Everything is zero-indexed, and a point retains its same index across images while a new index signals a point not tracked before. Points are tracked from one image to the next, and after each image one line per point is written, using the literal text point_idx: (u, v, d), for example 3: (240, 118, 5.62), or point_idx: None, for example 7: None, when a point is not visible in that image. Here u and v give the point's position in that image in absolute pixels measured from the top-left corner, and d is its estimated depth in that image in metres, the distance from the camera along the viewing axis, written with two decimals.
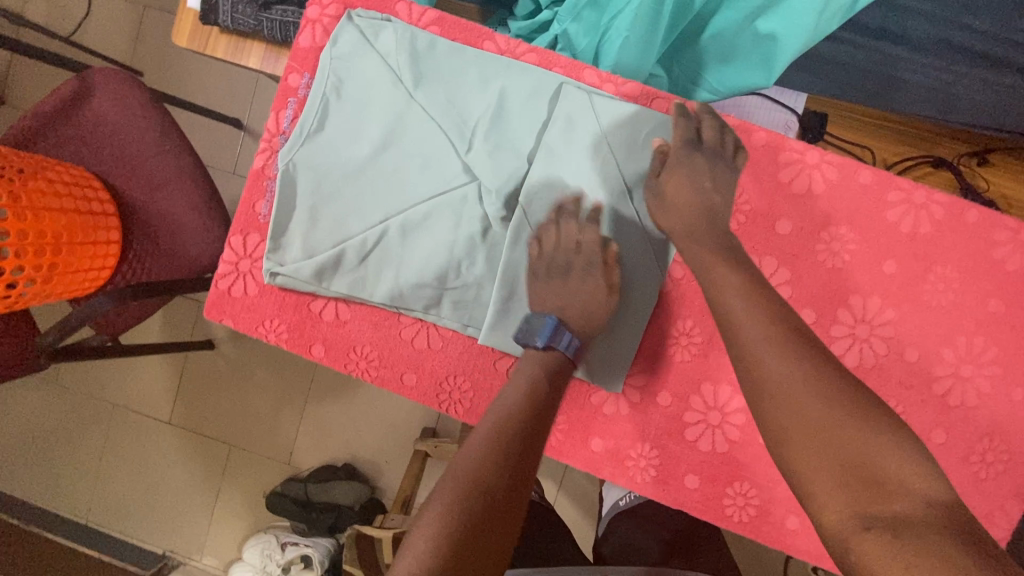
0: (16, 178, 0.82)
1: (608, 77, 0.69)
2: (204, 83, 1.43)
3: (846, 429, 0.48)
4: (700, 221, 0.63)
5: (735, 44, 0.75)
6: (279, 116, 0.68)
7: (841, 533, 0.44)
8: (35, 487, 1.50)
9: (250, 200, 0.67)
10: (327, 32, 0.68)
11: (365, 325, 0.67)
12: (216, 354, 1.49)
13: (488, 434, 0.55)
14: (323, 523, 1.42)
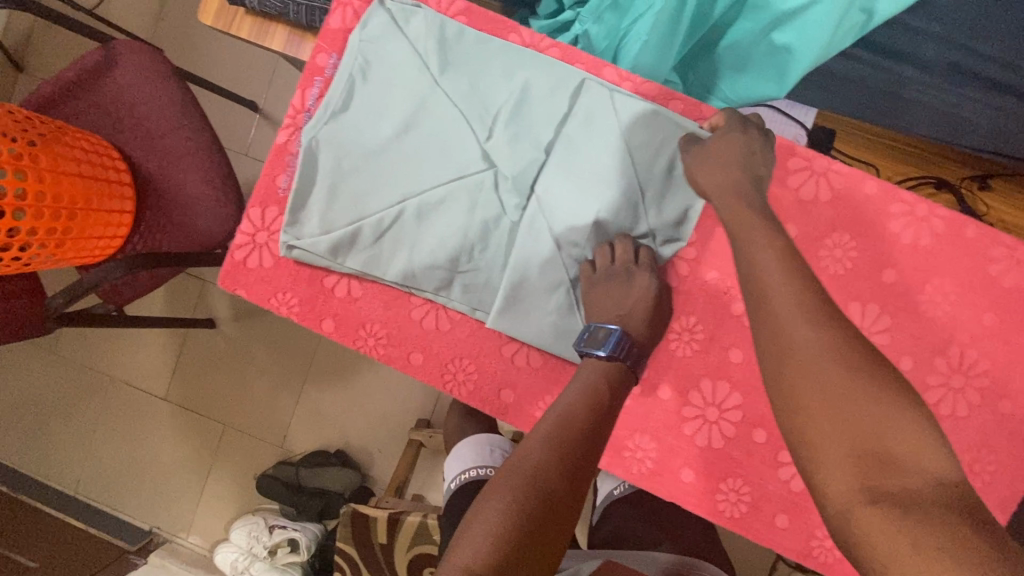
0: (36, 142, 0.84)
1: (628, 76, 0.71)
2: (223, 64, 1.45)
3: (867, 403, 0.48)
4: (744, 186, 0.64)
5: (750, 55, 0.76)
6: (304, 94, 0.68)
7: (847, 504, 0.46)
8: (25, 454, 1.51)
9: (271, 174, 0.68)
10: (357, 15, 0.69)
11: (376, 302, 0.69)
12: (216, 332, 1.49)
13: (552, 430, 0.58)
14: (312, 508, 1.43)
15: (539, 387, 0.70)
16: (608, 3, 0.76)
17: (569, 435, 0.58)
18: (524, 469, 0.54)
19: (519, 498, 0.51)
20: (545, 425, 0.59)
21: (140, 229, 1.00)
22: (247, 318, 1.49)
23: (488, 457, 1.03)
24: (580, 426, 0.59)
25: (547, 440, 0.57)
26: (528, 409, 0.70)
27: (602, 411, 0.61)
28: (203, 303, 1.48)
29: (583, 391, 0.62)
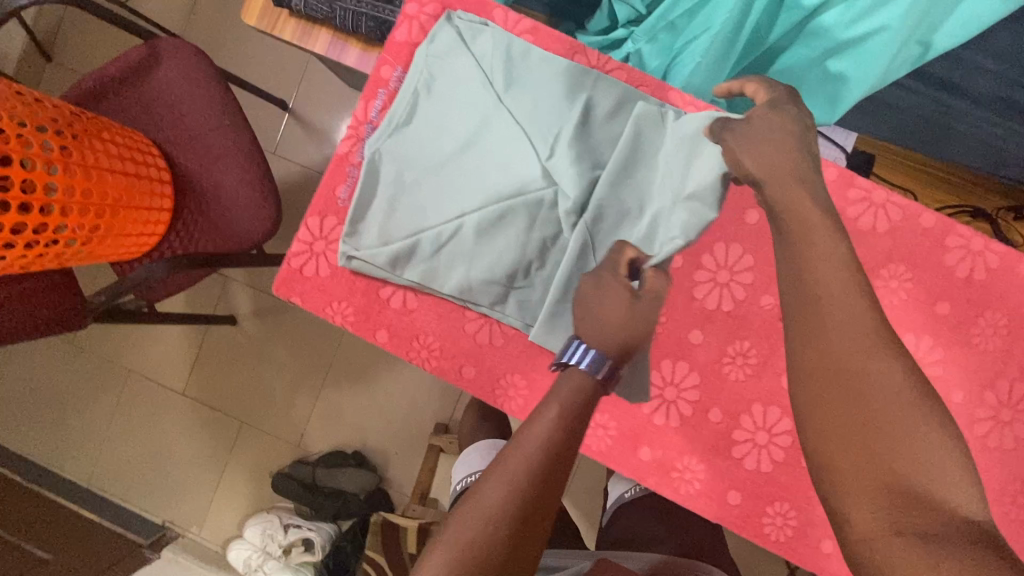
0: (66, 134, 0.81)
1: (693, 100, 0.71)
2: (256, 63, 1.45)
3: (899, 435, 0.49)
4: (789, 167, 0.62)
5: (802, 81, 0.75)
6: (368, 105, 0.70)
7: (870, 532, 0.47)
8: (39, 445, 1.50)
9: (330, 183, 0.69)
10: (423, 29, 0.70)
11: (431, 315, 0.69)
12: (237, 329, 1.49)
13: (519, 467, 0.54)
14: (326, 509, 1.43)
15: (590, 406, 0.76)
16: (664, 23, 0.76)
17: (536, 474, 0.54)
18: (484, 516, 0.52)
19: (474, 545, 0.51)
20: (509, 461, 0.55)
21: (177, 227, 1.00)
22: (267, 315, 1.49)
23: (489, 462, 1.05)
24: (545, 464, 0.55)
25: (511, 482, 0.54)
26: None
27: (569, 446, 0.57)
28: (225, 300, 1.48)
29: (551, 423, 0.58)
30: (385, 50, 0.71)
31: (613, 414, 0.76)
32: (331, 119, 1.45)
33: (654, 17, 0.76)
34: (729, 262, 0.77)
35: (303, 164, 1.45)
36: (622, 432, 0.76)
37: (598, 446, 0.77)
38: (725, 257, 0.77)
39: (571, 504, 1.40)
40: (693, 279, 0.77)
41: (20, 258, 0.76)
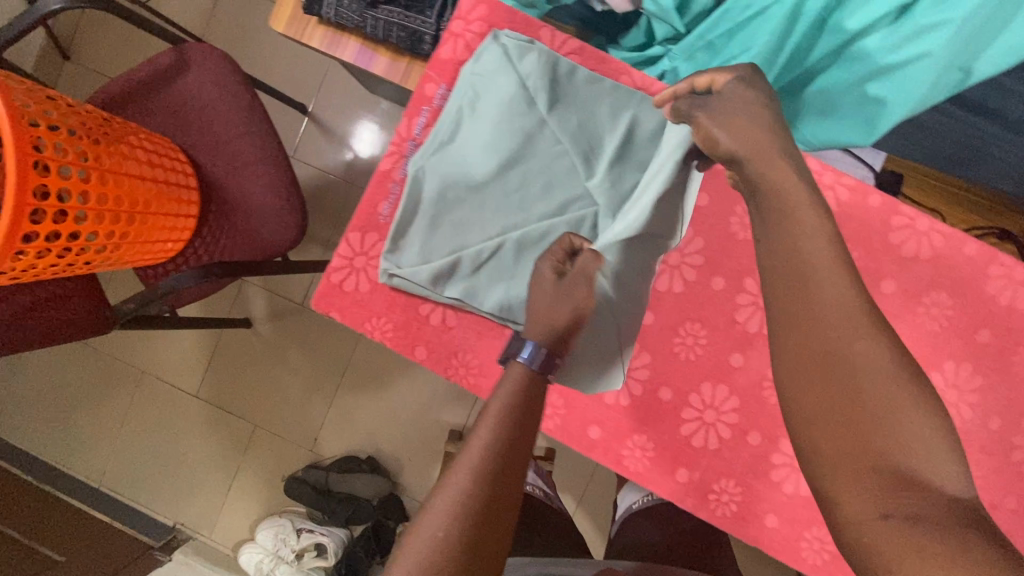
0: (99, 140, 0.80)
1: None
2: (276, 66, 1.45)
3: (888, 413, 0.43)
4: (759, 139, 0.54)
5: (839, 102, 0.76)
6: (411, 123, 0.71)
7: (857, 518, 0.42)
8: (50, 445, 1.49)
9: (372, 200, 0.69)
10: (468, 47, 0.71)
11: (470, 332, 0.70)
12: (252, 332, 1.49)
13: (465, 474, 0.52)
14: (340, 514, 1.43)
15: (627, 426, 0.74)
16: (702, 43, 0.76)
17: (481, 478, 0.51)
18: (431, 529, 0.48)
19: (426, 560, 0.47)
20: (455, 469, 0.52)
21: (202, 233, 1.00)
22: (282, 317, 1.49)
23: None
24: (491, 467, 0.52)
25: (458, 490, 0.50)
26: (616, 449, 0.74)
27: (516, 449, 0.54)
28: (240, 303, 1.48)
29: (493, 424, 0.55)
30: (429, 67, 0.71)
31: (650, 434, 0.73)
32: (351, 123, 1.45)
33: (693, 37, 0.76)
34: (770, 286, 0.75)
35: (323, 168, 1.45)
36: (661, 452, 0.73)
37: (635, 465, 0.74)
38: None
39: (584, 513, 1.40)
40: (736, 302, 0.74)
41: (50, 265, 0.75)
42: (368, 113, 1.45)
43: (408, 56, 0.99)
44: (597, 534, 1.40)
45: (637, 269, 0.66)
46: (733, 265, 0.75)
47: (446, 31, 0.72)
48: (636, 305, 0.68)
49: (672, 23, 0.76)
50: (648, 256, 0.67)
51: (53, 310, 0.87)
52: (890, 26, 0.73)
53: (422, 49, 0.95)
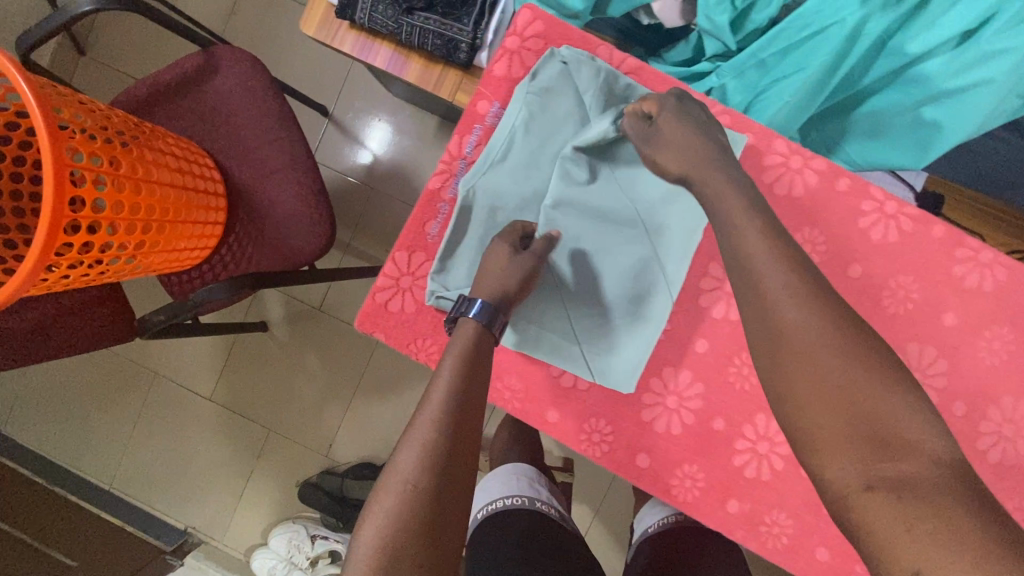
0: (125, 146, 0.78)
1: (798, 149, 0.65)
2: (298, 68, 1.43)
3: (861, 386, 0.48)
4: (699, 149, 0.59)
5: (890, 124, 0.75)
6: (462, 141, 0.69)
7: (843, 486, 0.46)
8: (61, 446, 1.47)
9: (420, 219, 0.67)
10: (523, 64, 0.69)
11: (516, 356, 0.66)
12: (268, 336, 1.47)
13: (428, 426, 0.51)
14: (355, 520, 1.41)
15: (678, 453, 0.64)
16: (754, 60, 0.73)
17: (445, 429, 0.51)
18: (401, 481, 0.49)
19: (401, 509, 0.47)
20: (417, 422, 0.52)
21: (228, 241, 0.98)
22: (298, 321, 1.47)
23: (514, 487, 1.02)
24: (452, 417, 0.52)
25: (423, 442, 0.50)
26: (664, 479, 0.65)
27: (468, 399, 0.54)
28: (256, 306, 1.46)
29: (450, 378, 0.54)
30: (481, 84, 0.69)
31: (702, 463, 0.64)
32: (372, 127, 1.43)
33: (745, 54, 0.73)
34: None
35: (343, 172, 1.43)
36: (712, 483, 0.64)
37: (684, 498, 0.65)
38: None
39: (600, 525, 1.39)
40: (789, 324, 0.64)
41: (80, 277, 0.73)
42: (391, 118, 1.43)
43: (441, 63, 0.97)
44: (614, 546, 1.39)
45: (603, 269, 0.65)
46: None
47: (501, 47, 0.70)
48: (609, 313, 0.66)
49: (723, 39, 0.74)
50: (620, 261, 0.65)
51: (73, 319, 0.85)
52: (954, 50, 0.70)
53: (459, 57, 0.93)
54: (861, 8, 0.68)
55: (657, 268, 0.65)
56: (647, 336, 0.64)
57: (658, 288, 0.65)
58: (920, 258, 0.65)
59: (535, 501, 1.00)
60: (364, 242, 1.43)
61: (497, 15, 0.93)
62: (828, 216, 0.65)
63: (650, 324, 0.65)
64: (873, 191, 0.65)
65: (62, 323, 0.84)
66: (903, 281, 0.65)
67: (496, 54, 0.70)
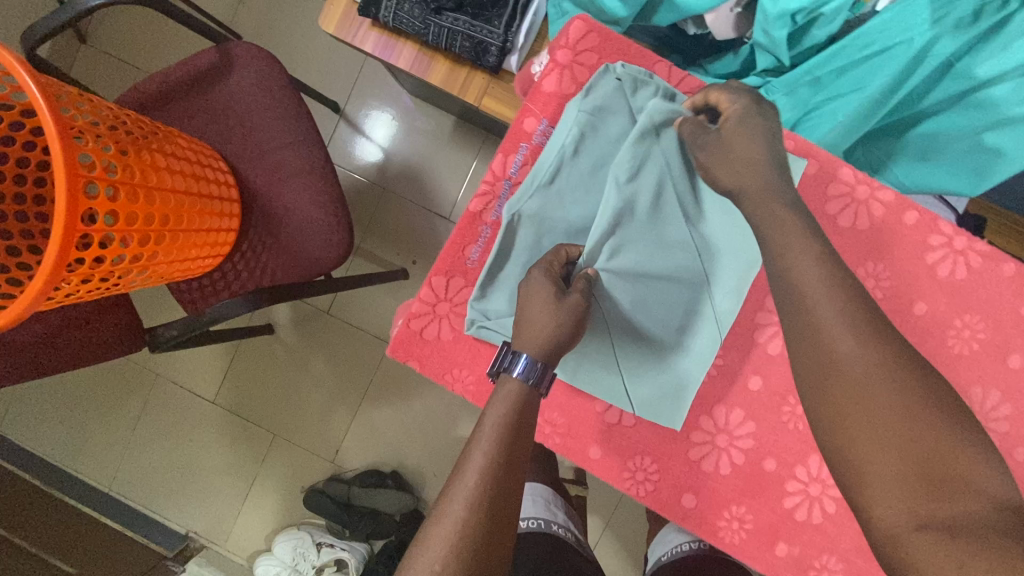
0: (138, 148, 0.73)
1: (865, 178, 0.63)
2: (310, 63, 1.37)
3: (915, 420, 0.43)
4: (763, 168, 0.54)
5: (944, 148, 0.72)
6: (506, 160, 0.66)
7: (891, 526, 0.42)
8: (59, 447, 1.43)
9: (461, 242, 0.65)
10: (573, 79, 0.66)
11: (558, 388, 0.65)
12: (274, 339, 1.43)
13: (461, 499, 0.48)
14: (361, 528, 1.38)
15: (726, 495, 0.63)
16: (808, 78, 0.70)
17: (480, 505, 0.48)
18: (429, 563, 0.46)
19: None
20: (460, 474, 0.50)
21: (242, 248, 0.93)
22: (306, 324, 1.43)
23: (531, 509, 0.99)
24: (486, 489, 0.49)
25: (455, 520, 0.47)
26: (711, 520, 0.64)
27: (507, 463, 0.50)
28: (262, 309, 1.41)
29: (488, 447, 0.51)
30: (528, 100, 0.67)
31: (751, 505, 0.63)
32: (388, 126, 1.38)
33: (799, 71, 0.70)
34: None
35: (356, 172, 1.38)
36: (760, 525, 0.63)
37: (730, 540, 0.64)
38: None
39: (611, 538, 1.35)
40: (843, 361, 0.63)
41: (90, 291, 0.69)
42: (407, 118, 1.38)
43: (468, 66, 0.93)
44: (625, 562, 1.35)
45: (650, 300, 0.61)
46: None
47: (550, 61, 0.67)
48: (653, 343, 0.63)
49: (777, 55, 0.71)
50: (669, 292, 0.62)
51: (78, 329, 0.81)
52: None
53: (488, 61, 0.89)
54: (931, 27, 0.65)
55: (706, 299, 0.63)
56: (695, 369, 0.63)
57: (707, 321, 0.63)
58: (989, 296, 0.62)
59: (551, 525, 0.97)
60: (377, 245, 1.38)
61: (529, 16, 0.88)
62: (892, 251, 0.63)
63: (697, 357, 0.63)
64: (943, 226, 0.63)
65: (64, 334, 0.80)
66: (969, 320, 0.62)
67: (546, 68, 0.67)
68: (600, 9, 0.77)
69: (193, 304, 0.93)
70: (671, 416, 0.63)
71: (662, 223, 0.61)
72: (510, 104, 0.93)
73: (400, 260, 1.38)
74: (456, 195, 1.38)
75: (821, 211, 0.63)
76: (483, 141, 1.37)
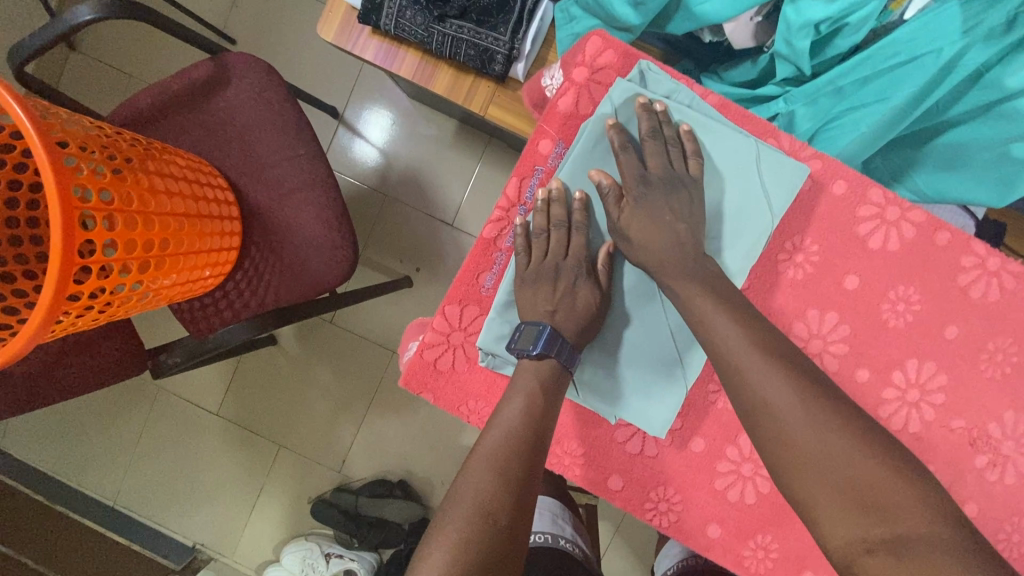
0: (135, 167, 0.70)
1: (894, 200, 0.62)
2: (307, 68, 1.34)
3: (833, 446, 0.46)
4: (670, 249, 0.57)
5: (970, 158, 0.71)
6: (521, 184, 0.66)
7: (846, 555, 0.44)
8: (62, 462, 1.42)
9: (475, 270, 0.65)
10: (590, 99, 0.65)
11: (578, 418, 0.64)
12: (278, 349, 1.41)
13: (480, 480, 0.49)
14: (371, 539, 1.35)
15: (752, 524, 0.63)
16: (830, 87, 0.70)
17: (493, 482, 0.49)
18: (449, 538, 0.46)
19: (467, 540, 0.46)
20: (467, 478, 0.50)
21: (244, 265, 0.90)
22: (310, 334, 1.41)
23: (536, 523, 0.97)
24: (509, 457, 0.51)
25: (465, 523, 0.47)
26: (737, 550, 0.64)
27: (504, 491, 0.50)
28: None
29: (518, 416, 0.54)
30: (542, 121, 0.65)
31: (777, 534, 0.63)
32: (389, 130, 1.35)
33: (820, 81, 0.69)
34: (921, 379, 0.62)
35: (357, 179, 1.35)
36: (786, 554, 0.63)
37: (757, 570, 0.63)
38: (916, 372, 0.62)
39: (621, 544, 1.34)
40: (880, 395, 0.62)
41: (89, 321, 0.66)
42: (409, 124, 1.35)
43: (472, 74, 0.90)
44: (634, 567, 1.34)
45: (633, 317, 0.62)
46: (882, 355, 0.62)
47: (565, 80, 0.65)
48: (649, 360, 0.62)
49: (798, 65, 0.70)
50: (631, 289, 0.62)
51: (80, 356, 0.79)
52: None
53: (494, 70, 0.86)
54: (962, 37, 0.63)
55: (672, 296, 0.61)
56: (674, 383, 0.61)
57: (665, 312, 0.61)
58: (1022, 319, 0.62)
59: (559, 539, 0.95)
60: (379, 254, 1.36)
61: (536, 22, 0.86)
62: (924, 273, 0.62)
63: (649, 368, 0.62)
64: (975, 246, 0.62)
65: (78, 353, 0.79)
66: (1001, 343, 0.62)
67: (562, 87, 0.65)
68: (610, 16, 0.76)
69: (193, 323, 0.91)
70: (653, 423, 0.61)
71: None
72: (516, 114, 0.91)
73: (403, 268, 1.36)
74: (460, 201, 1.35)
75: (850, 234, 0.62)
76: (486, 146, 1.34)
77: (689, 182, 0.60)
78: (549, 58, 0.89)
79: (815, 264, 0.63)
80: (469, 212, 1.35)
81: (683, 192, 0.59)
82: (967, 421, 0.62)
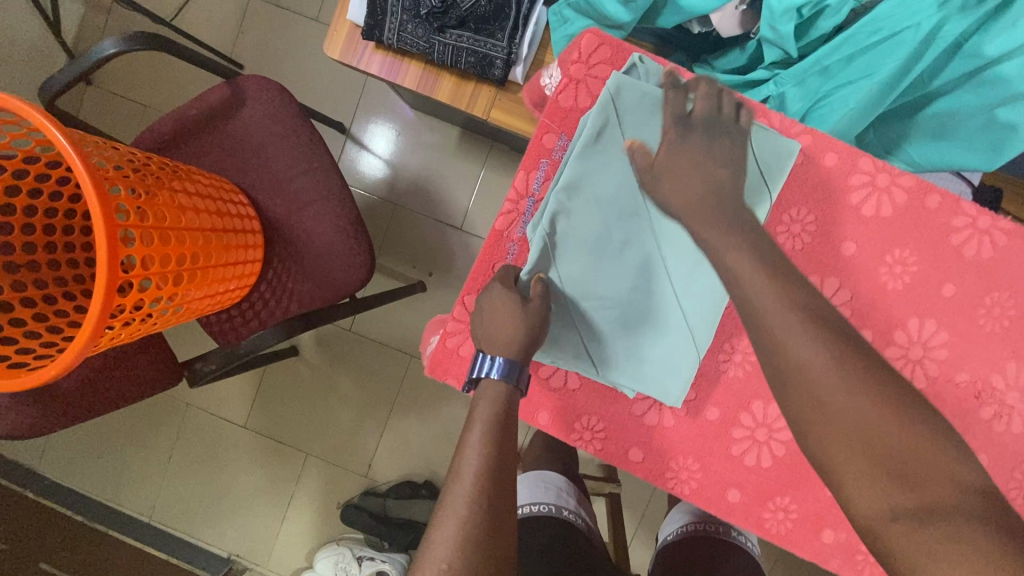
0: (165, 189, 0.75)
1: (884, 166, 0.65)
2: (314, 87, 1.39)
3: (876, 424, 0.46)
4: (711, 173, 0.58)
5: (958, 126, 0.74)
6: (529, 176, 0.69)
7: (869, 521, 0.45)
8: (100, 482, 1.47)
9: (490, 259, 0.69)
10: (589, 93, 0.69)
11: (595, 395, 0.68)
12: (300, 360, 1.45)
13: (450, 530, 0.51)
14: (402, 540, 1.38)
15: (769, 487, 0.66)
16: (818, 67, 0.72)
17: (465, 530, 0.51)
18: None
19: None
20: (437, 529, 0.51)
21: (267, 277, 0.95)
22: (330, 343, 1.45)
23: (539, 494, 0.99)
24: (478, 501, 0.52)
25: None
26: (757, 513, 0.66)
27: (506, 502, 0.54)
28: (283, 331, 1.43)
29: (477, 453, 0.55)
30: (546, 115, 0.69)
31: (794, 495, 0.65)
32: (394, 139, 1.39)
33: (808, 62, 0.72)
34: (922, 337, 0.64)
35: (366, 190, 1.40)
36: (805, 513, 0.65)
37: (776, 531, 0.66)
38: (918, 331, 0.65)
39: (647, 532, 1.36)
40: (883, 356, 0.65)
41: (131, 335, 0.70)
42: (413, 133, 1.39)
43: (474, 80, 0.94)
44: None
45: (643, 295, 0.65)
46: (884, 317, 0.65)
47: (564, 76, 0.69)
48: (661, 337, 0.65)
49: (785, 48, 0.74)
50: (638, 270, 0.64)
51: (116, 369, 0.83)
52: None
53: (494, 74, 0.90)
54: (938, 10, 0.67)
55: (677, 276, 0.64)
56: (685, 355, 0.64)
57: (672, 288, 0.64)
58: (1018, 272, 0.64)
59: (560, 509, 0.98)
60: (393, 260, 1.40)
61: (532, 26, 0.90)
62: (917, 235, 0.65)
63: (673, 339, 0.64)
64: (965, 207, 0.64)
65: (92, 384, 0.81)
66: (998, 298, 0.64)
67: (561, 83, 0.69)
68: (603, 15, 0.80)
69: (220, 335, 0.95)
70: (668, 394, 0.64)
71: (632, 218, 0.64)
72: (517, 115, 0.95)
73: (416, 272, 1.40)
74: (467, 204, 1.39)
75: (843, 203, 0.65)
76: (489, 150, 1.38)
77: (732, 129, 0.61)
78: (546, 59, 0.93)
79: (812, 234, 0.65)
80: (477, 214, 1.39)
81: (726, 134, 0.60)
82: (971, 375, 0.64)
